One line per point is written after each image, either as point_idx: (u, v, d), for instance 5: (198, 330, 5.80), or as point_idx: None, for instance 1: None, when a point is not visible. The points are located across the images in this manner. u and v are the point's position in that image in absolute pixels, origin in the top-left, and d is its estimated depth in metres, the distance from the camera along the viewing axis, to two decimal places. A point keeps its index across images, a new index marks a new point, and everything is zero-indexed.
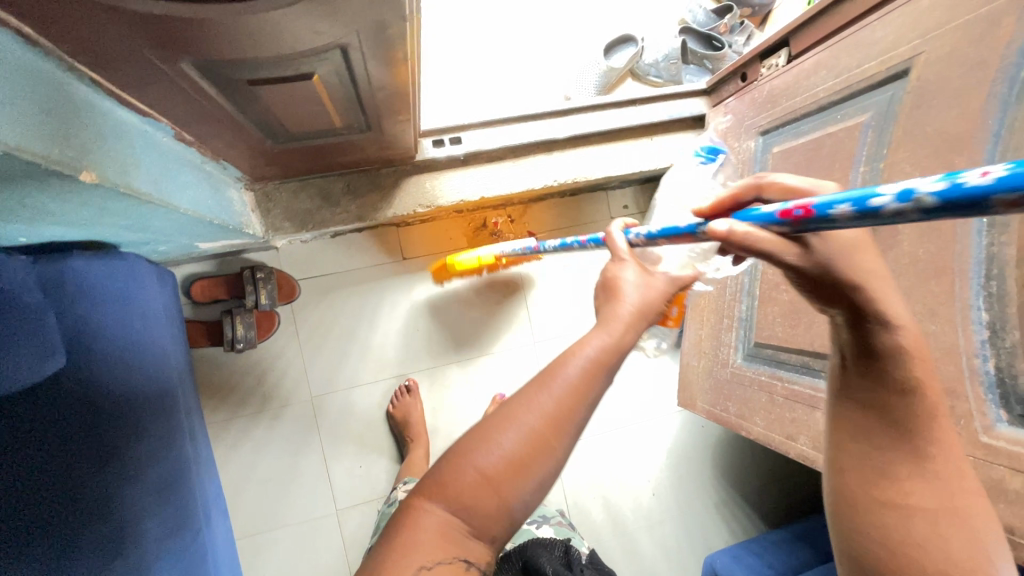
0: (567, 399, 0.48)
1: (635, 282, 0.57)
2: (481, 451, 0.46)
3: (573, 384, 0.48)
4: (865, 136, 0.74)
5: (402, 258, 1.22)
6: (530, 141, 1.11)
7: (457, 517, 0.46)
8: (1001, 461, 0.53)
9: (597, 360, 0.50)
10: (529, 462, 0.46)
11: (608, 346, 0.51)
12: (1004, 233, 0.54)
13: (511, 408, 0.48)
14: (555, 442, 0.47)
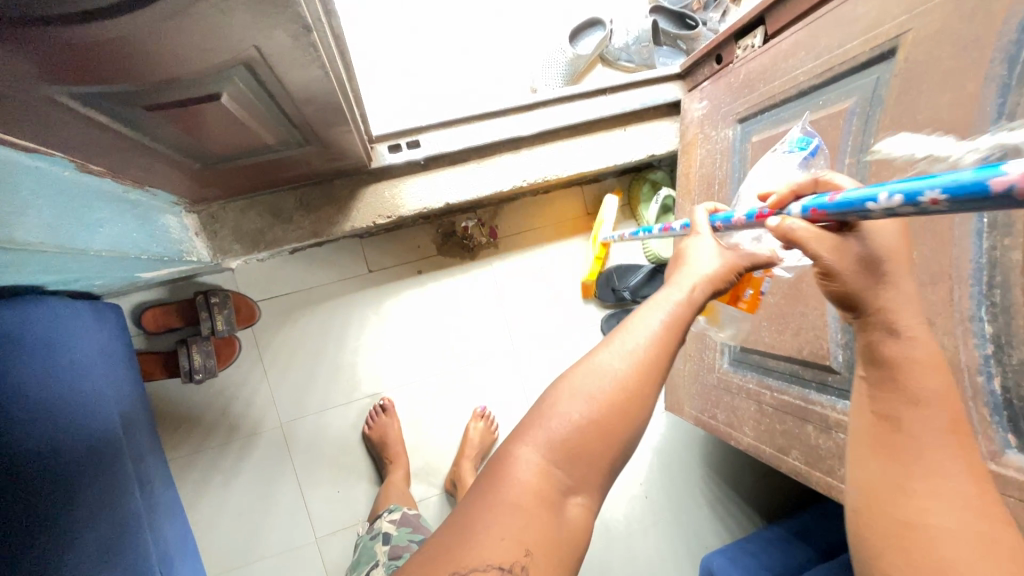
0: (652, 349, 0.45)
1: (707, 249, 0.53)
2: (577, 397, 0.43)
3: (659, 334, 0.46)
4: (849, 125, 0.67)
5: (368, 270, 1.15)
6: (494, 139, 1.03)
7: (559, 465, 0.41)
8: (1011, 491, 0.48)
9: (676, 314, 0.47)
10: (625, 410, 0.43)
11: (683, 303, 0.48)
12: (1007, 236, 0.49)
13: (597, 358, 0.45)
14: (651, 388, 0.44)
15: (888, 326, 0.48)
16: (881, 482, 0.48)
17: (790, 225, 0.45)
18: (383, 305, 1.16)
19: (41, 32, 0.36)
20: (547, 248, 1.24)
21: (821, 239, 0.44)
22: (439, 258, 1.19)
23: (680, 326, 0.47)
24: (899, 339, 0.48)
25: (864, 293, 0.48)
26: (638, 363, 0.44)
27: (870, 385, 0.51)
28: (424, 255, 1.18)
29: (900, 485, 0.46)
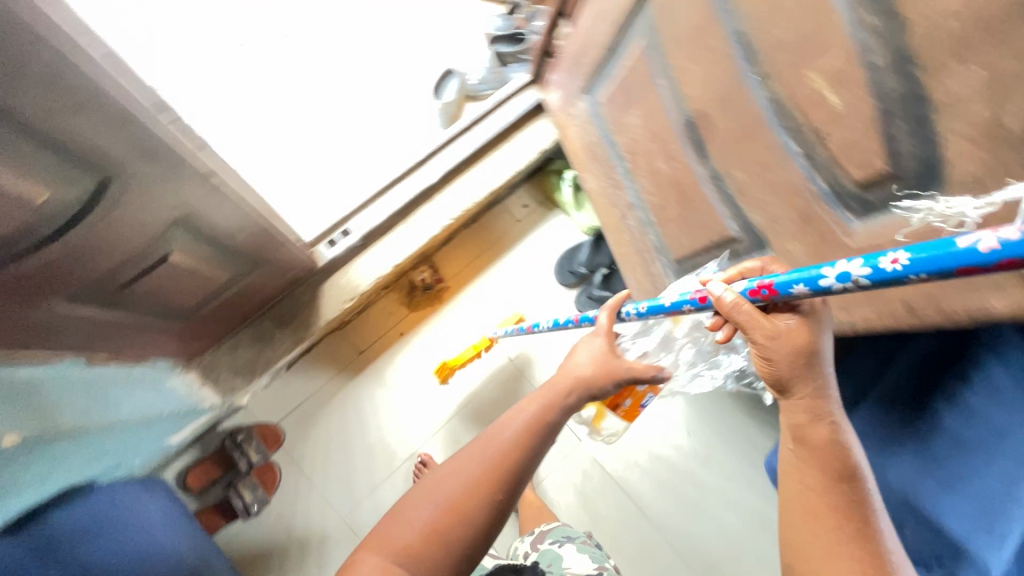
0: (505, 453, 0.59)
1: (587, 355, 0.74)
2: (427, 506, 0.53)
3: (509, 444, 0.60)
4: (650, 56, 0.82)
5: (359, 352, 1.27)
6: (409, 197, 1.18)
7: (400, 563, 0.50)
8: (872, 253, 0.58)
9: (529, 422, 0.64)
10: (466, 507, 0.54)
11: (537, 409, 0.66)
12: (772, 77, 0.63)
13: (454, 465, 0.57)
14: (501, 493, 0.56)
15: (821, 415, 0.56)
16: (803, 545, 0.55)
17: (730, 302, 0.53)
18: (383, 376, 1.27)
19: (36, 255, 0.49)
20: (497, 267, 1.37)
21: (758, 323, 0.53)
22: (412, 314, 1.31)
23: (526, 438, 0.62)
24: (821, 421, 0.56)
25: (798, 370, 0.55)
26: (485, 466, 0.57)
27: (794, 453, 0.59)
28: (400, 318, 1.30)
29: (814, 546, 0.54)
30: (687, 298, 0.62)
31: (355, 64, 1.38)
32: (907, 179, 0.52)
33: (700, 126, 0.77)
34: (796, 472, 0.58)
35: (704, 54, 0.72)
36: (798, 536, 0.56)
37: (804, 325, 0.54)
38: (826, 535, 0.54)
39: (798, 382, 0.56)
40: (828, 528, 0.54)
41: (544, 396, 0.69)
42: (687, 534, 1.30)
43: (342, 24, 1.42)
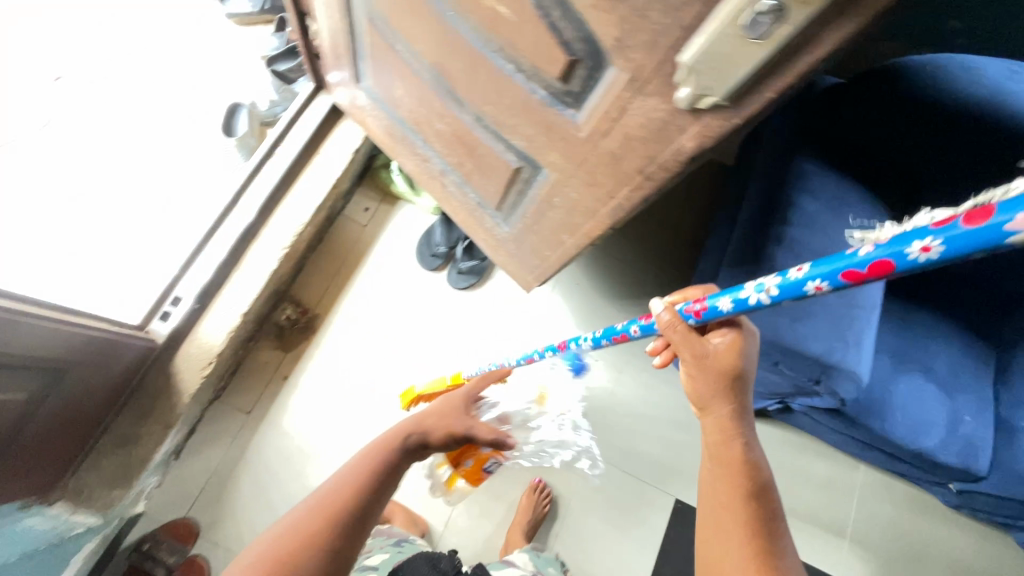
0: (344, 493, 0.66)
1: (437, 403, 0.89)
2: (258, 556, 0.58)
3: (352, 484, 0.68)
4: (380, 24, 0.82)
5: (248, 413, 1.21)
6: (231, 242, 1.13)
7: None
8: (598, 136, 0.61)
9: (372, 465, 0.71)
10: (297, 551, 0.58)
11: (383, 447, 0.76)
12: (461, 7, 0.64)
13: (290, 517, 0.63)
14: (337, 528, 0.62)
15: (742, 442, 0.69)
16: (711, 552, 0.65)
17: (666, 317, 0.69)
18: (282, 425, 1.22)
19: None
20: (359, 277, 1.34)
21: (686, 336, 0.69)
22: (290, 355, 1.27)
23: (367, 478, 0.69)
24: (745, 436, 0.69)
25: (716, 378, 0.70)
26: (321, 509, 0.63)
27: (713, 469, 0.70)
28: (278, 364, 1.25)
29: (717, 552, 0.64)
30: (638, 323, 0.77)
31: (111, 120, 1.24)
32: (584, 58, 0.54)
33: (445, 74, 0.78)
34: (713, 493, 0.69)
35: (410, 6, 0.72)
36: (706, 542, 0.66)
37: (724, 349, 0.70)
38: (727, 541, 0.64)
39: (716, 393, 0.70)
40: (729, 535, 0.64)
41: (382, 441, 0.77)
42: (621, 446, 1.40)
43: (82, 83, 1.27)
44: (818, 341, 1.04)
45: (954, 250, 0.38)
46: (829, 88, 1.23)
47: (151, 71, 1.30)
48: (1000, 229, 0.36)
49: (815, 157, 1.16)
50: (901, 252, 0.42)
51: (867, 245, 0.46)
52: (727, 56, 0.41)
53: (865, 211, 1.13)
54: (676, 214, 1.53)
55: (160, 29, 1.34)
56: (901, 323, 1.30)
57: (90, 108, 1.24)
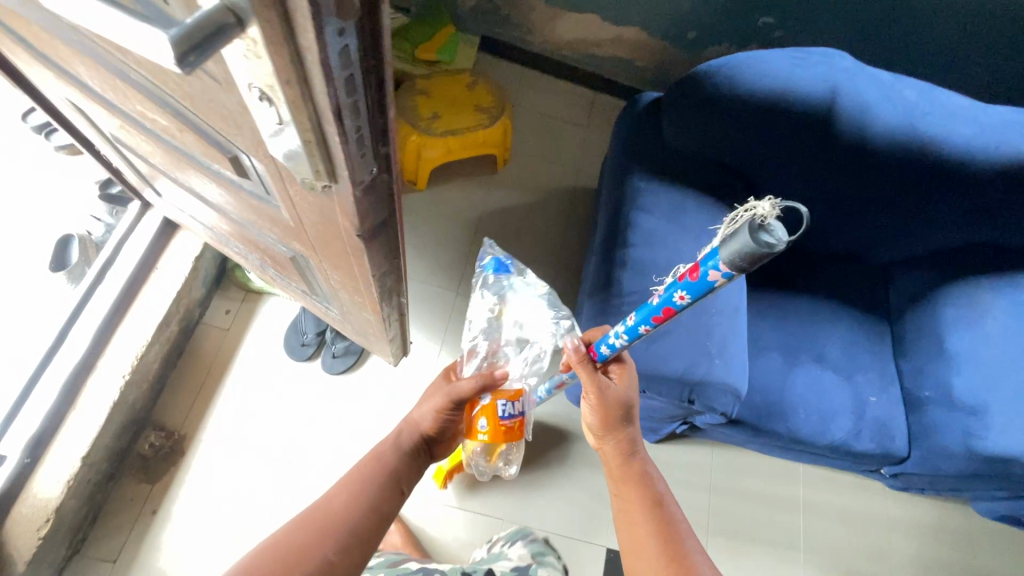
0: (334, 506, 0.74)
1: (424, 404, 1.02)
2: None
3: (345, 501, 0.76)
4: (129, 146, 0.80)
5: (113, 562, 1.10)
6: (63, 384, 1.06)
7: None
8: (300, 223, 0.58)
9: (357, 488, 0.79)
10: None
11: (386, 455, 0.89)
12: (146, 122, 0.62)
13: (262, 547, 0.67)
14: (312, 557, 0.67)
15: (637, 452, 0.88)
16: (629, 545, 0.77)
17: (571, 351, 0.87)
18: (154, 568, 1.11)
19: None
20: (228, 384, 1.28)
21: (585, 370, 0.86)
22: (157, 486, 1.17)
23: (358, 499, 0.77)
24: (631, 448, 0.88)
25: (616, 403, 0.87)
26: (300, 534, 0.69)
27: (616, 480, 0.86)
28: (144, 498, 1.16)
29: (633, 542, 0.77)
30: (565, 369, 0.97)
31: None
32: (236, 156, 0.52)
33: (191, 180, 0.75)
34: (631, 495, 0.82)
35: (124, 125, 0.70)
36: (626, 537, 0.78)
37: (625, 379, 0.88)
38: (641, 528, 0.77)
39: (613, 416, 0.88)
40: (643, 523, 0.77)
41: (377, 463, 0.86)
42: (537, 503, 1.32)
43: None
44: (677, 359, 0.99)
45: (694, 295, 0.60)
46: (650, 105, 1.23)
47: None
48: (706, 282, 0.57)
49: (648, 174, 1.15)
50: (672, 300, 0.63)
51: (653, 296, 0.67)
52: (281, 143, 0.38)
53: (704, 215, 1.12)
54: (552, 251, 1.54)
55: None
56: (784, 317, 1.26)
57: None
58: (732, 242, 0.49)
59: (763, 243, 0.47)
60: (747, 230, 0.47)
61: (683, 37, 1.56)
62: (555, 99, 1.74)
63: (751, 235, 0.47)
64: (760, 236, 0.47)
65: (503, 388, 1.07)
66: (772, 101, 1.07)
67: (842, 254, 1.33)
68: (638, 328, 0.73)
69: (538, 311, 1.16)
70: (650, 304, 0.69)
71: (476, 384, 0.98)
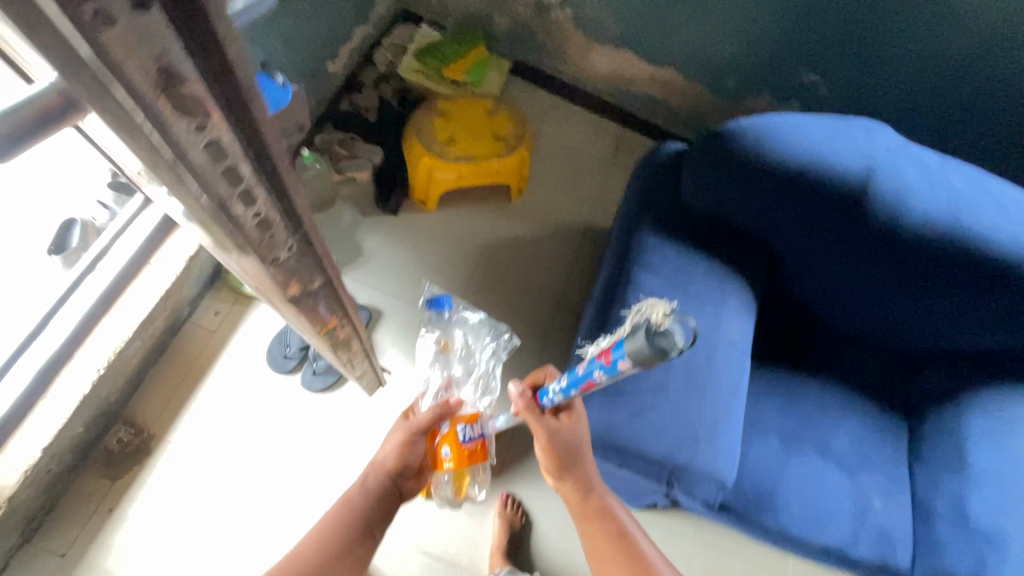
0: (299, 566, 0.74)
1: (386, 441, 0.93)
2: None
3: (311, 559, 0.75)
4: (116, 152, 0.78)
5: (61, 555, 1.09)
6: (36, 372, 1.04)
7: None
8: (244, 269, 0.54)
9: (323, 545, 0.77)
10: None
11: (351, 502, 0.84)
12: None
13: None
14: None
15: (597, 487, 0.84)
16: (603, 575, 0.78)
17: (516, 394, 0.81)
18: (101, 568, 1.10)
19: None
20: (205, 387, 1.26)
21: (530, 415, 0.80)
22: (118, 483, 1.16)
23: (325, 558, 0.76)
24: (588, 488, 0.84)
25: (569, 447, 0.81)
26: None
27: (581, 514, 0.84)
28: (103, 494, 1.15)
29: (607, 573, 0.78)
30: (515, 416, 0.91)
31: None
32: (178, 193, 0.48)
33: None
34: (600, 531, 0.81)
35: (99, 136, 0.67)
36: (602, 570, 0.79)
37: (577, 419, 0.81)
38: (615, 562, 0.78)
39: (568, 459, 0.81)
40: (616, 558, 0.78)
41: (344, 512, 0.83)
42: None
43: None
44: (661, 439, 0.92)
45: (610, 373, 0.62)
46: (671, 157, 1.16)
47: None
48: (615, 367, 0.60)
49: (657, 230, 1.08)
50: (590, 375, 0.65)
51: (578, 367, 0.68)
52: None
53: (713, 281, 1.05)
54: (554, 289, 1.48)
55: None
56: (787, 399, 1.17)
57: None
58: (632, 341, 0.56)
59: (657, 347, 0.54)
60: (644, 333, 0.55)
61: (722, 83, 1.48)
62: (582, 131, 1.68)
63: (646, 340, 0.54)
64: (656, 339, 0.54)
65: (460, 411, 0.95)
66: (800, 173, 0.99)
67: (862, 338, 1.23)
68: (567, 390, 0.72)
69: (478, 337, 1.19)
70: (576, 373, 0.70)
71: (434, 414, 0.89)
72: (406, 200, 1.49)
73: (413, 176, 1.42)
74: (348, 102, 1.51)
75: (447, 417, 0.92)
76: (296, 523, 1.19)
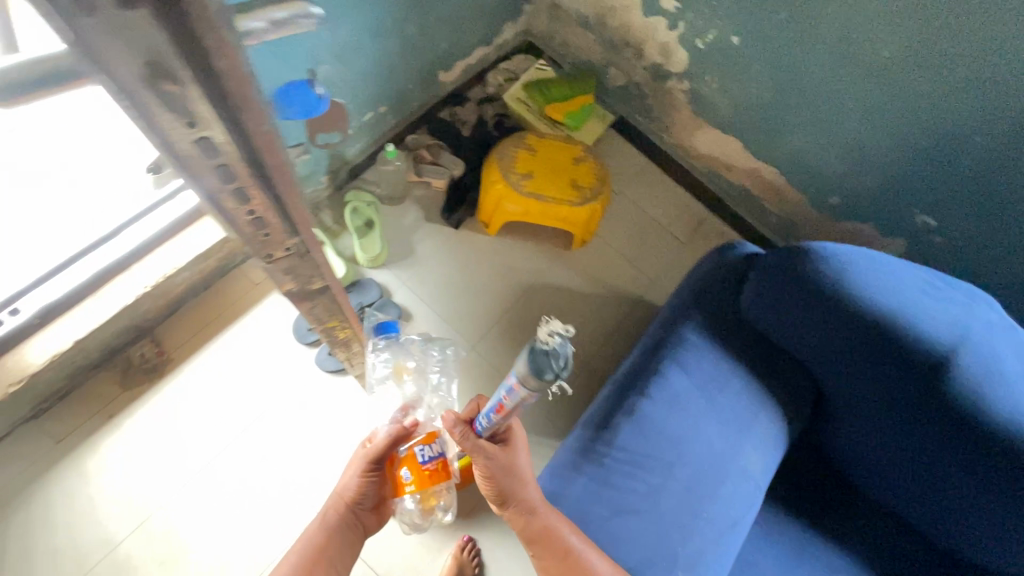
0: None
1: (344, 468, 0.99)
2: None
3: None
4: None
5: (57, 441, 1.18)
6: (91, 274, 1.13)
7: None
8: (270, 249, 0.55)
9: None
10: None
11: (317, 533, 0.90)
12: None
13: None
14: None
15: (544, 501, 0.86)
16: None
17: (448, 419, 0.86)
18: (84, 466, 1.17)
19: None
20: (231, 331, 1.32)
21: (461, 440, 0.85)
22: (126, 393, 1.23)
23: None
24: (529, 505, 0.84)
25: (504, 472, 0.85)
26: None
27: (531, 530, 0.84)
28: (110, 399, 1.22)
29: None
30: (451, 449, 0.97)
31: None
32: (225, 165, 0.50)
33: None
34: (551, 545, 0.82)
35: None
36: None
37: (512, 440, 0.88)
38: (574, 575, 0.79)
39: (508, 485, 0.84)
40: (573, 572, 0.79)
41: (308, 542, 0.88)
42: None
43: None
44: (634, 549, 0.85)
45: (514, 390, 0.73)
46: (741, 261, 1.08)
47: None
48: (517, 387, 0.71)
49: (703, 330, 1.01)
50: (501, 399, 0.76)
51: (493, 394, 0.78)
52: None
53: (746, 402, 0.97)
54: (584, 347, 1.43)
55: None
56: (791, 553, 1.04)
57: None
58: (522, 356, 0.67)
59: (540, 357, 0.65)
60: (531, 347, 0.66)
61: (824, 197, 1.39)
62: (665, 201, 1.63)
63: (531, 353, 0.66)
64: (540, 353, 0.66)
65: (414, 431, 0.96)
66: (874, 325, 0.89)
67: (899, 519, 1.07)
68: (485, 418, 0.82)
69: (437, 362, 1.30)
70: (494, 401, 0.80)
71: (385, 439, 0.92)
72: (471, 218, 1.51)
73: (483, 198, 1.44)
74: (449, 113, 1.56)
75: (402, 439, 0.95)
76: (263, 489, 1.21)
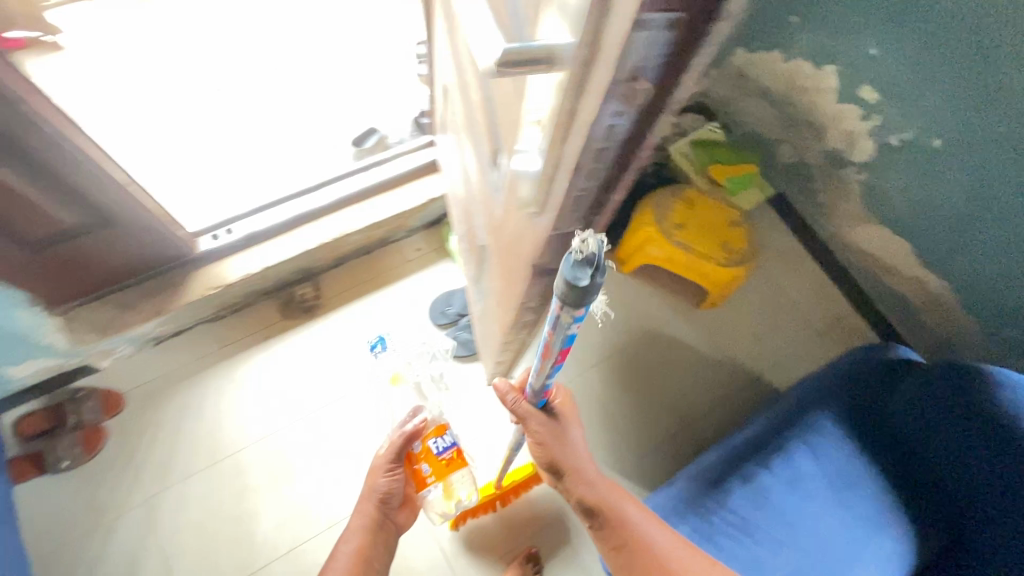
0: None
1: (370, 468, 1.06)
2: None
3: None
4: (451, 100, 0.97)
5: (223, 345, 1.38)
6: (293, 217, 1.33)
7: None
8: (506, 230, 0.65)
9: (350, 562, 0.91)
10: None
11: (359, 527, 0.98)
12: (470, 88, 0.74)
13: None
14: None
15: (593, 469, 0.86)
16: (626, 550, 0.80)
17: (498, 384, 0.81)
18: (236, 373, 1.36)
19: None
20: (377, 296, 1.46)
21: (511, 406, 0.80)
22: (282, 323, 1.42)
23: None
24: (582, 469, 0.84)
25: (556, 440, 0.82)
26: None
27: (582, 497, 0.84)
28: (270, 324, 1.41)
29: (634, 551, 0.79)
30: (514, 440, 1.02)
31: (295, 95, 1.58)
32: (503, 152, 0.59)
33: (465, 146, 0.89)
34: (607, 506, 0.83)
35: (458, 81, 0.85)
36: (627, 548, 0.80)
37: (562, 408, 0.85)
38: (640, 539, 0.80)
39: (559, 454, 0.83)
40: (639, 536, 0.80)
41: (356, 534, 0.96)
42: None
43: (297, 62, 1.64)
44: None
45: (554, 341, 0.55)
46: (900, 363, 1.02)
47: (343, 75, 1.63)
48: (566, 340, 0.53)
49: (842, 423, 0.98)
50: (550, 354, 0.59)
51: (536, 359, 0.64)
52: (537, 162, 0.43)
53: (875, 509, 0.91)
54: (690, 406, 1.42)
55: (368, 51, 1.68)
56: None
57: (284, 80, 1.60)
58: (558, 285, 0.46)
59: (577, 285, 0.43)
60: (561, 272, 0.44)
61: (995, 329, 1.28)
62: (805, 287, 1.61)
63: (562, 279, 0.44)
64: (576, 275, 0.43)
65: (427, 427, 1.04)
66: None
67: None
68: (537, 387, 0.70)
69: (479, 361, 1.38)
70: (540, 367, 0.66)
71: (398, 439, 1.00)
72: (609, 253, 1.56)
73: (629, 237, 1.48)
74: None
75: (416, 439, 1.02)
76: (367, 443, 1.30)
